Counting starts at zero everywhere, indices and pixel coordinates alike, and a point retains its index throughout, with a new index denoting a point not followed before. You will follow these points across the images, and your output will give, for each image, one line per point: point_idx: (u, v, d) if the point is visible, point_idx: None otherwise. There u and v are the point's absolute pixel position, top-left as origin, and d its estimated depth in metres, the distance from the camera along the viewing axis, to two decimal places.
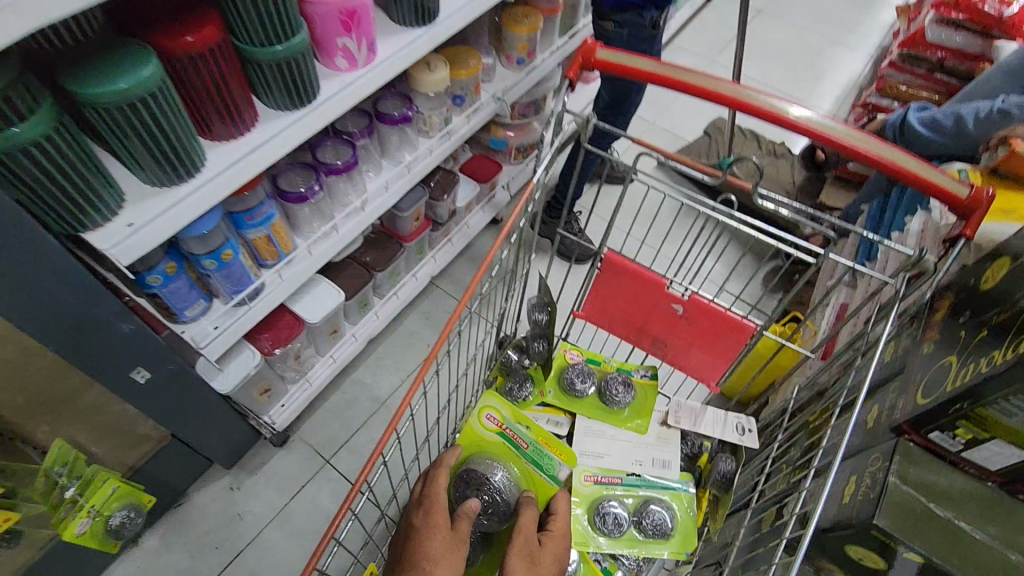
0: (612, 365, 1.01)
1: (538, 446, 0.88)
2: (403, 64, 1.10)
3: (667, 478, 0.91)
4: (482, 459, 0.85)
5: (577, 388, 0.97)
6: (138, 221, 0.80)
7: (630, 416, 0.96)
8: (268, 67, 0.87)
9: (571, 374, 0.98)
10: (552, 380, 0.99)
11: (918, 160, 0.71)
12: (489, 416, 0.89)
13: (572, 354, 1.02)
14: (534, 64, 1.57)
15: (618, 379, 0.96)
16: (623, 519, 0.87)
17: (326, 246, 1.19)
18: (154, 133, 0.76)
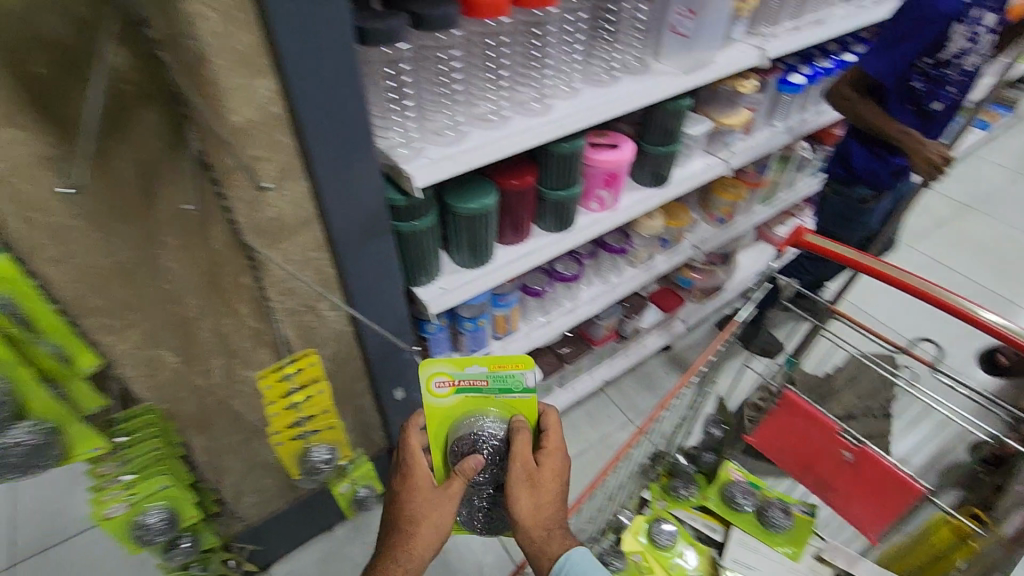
0: (774, 492, 1.12)
1: (499, 374, 0.85)
2: (637, 211, 1.42)
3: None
4: (457, 421, 0.88)
5: (738, 503, 1.09)
6: (446, 287, 1.19)
7: (784, 541, 1.07)
8: (549, 202, 1.24)
9: (734, 490, 1.11)
10: (715, 492, 1.13)
11: None
12: (438, 382, 0.86)
13: (735, 473, 1.15)
14: (732, 223, 1.83)
15: (778, 506, 1.07)
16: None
17: (540, 333, 1.50)
18: (476, 233, 1.15)
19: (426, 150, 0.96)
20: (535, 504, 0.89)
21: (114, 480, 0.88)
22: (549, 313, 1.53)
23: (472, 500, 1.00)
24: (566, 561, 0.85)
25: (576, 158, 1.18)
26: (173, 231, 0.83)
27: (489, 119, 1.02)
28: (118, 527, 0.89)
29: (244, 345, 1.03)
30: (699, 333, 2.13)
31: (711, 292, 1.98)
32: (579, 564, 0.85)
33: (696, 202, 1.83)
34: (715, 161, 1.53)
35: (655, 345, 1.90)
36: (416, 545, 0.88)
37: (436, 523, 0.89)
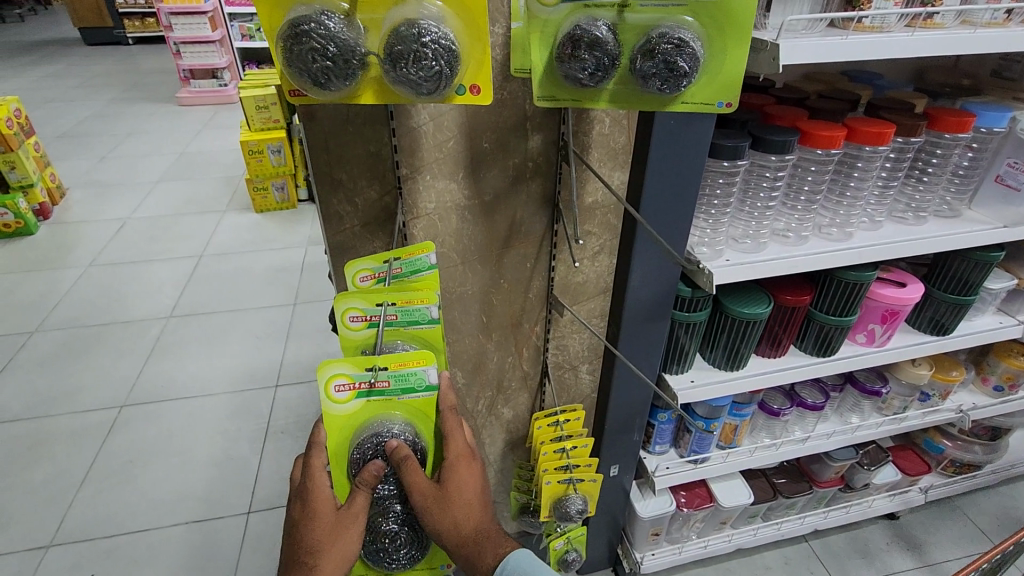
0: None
1: (400, 373, 0.70)
2: (910, 355, 1.31)
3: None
4: (361, 429, 0.72)
5: None
6: (695, 381, 1.21)
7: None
8: (818, 325, 1.22)
9: None
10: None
11: None
12: (337, 386, 0.70)
13: None
14: (1013, 396, 1.58)
15: None
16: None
17: (764, 455, 1.42)
18: (741, 338, 1.17)
19: (725, 253, 1.03)
20: (445, 522, 0.72)
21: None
22: (777, 437, 1.45)
23: (375, 523, 0.77)
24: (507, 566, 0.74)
25: (861, 288, 1.16)
26: (509, 276, 1.00)
27: (788, 236, 1.07)
28: None
29: (512, 384, 1.17)
30: (935, 512, 1.81)
31: (965, 468, 1.70)
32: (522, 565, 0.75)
33: (966, 361, 1.63)
34: (1010, 321, 1.37)
35: (883, 508, 1.65)
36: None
37: (342, 553, 0.71)
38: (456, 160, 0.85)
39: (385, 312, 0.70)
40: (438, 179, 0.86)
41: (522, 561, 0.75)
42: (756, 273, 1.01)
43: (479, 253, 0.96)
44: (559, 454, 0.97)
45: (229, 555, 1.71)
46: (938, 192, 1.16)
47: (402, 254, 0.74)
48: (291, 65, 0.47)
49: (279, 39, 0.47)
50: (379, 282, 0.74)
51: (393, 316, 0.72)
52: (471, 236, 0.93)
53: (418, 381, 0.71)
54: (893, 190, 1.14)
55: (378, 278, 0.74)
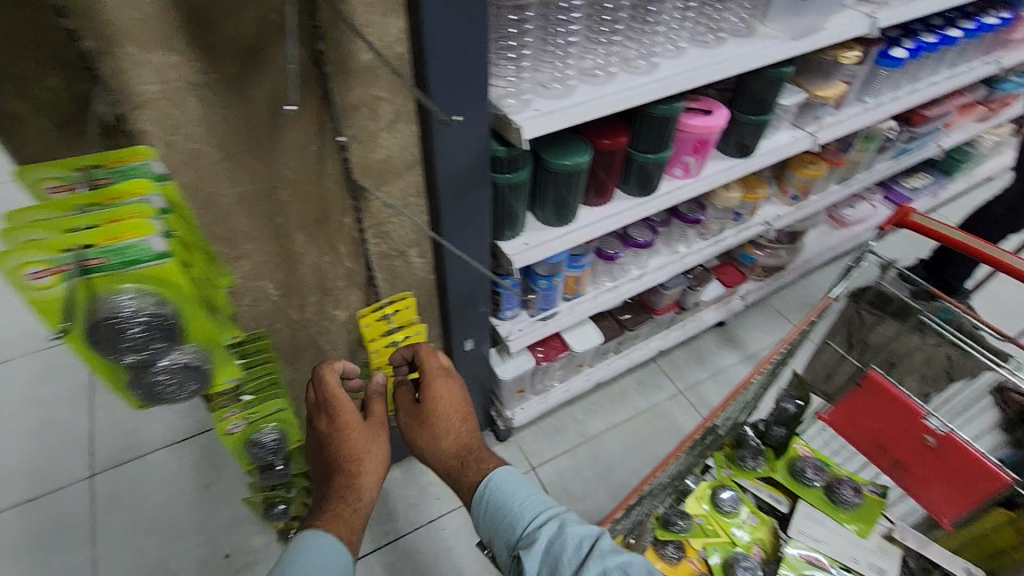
0: (844, 470, 1.12)
1: (112, 247, 0.55)
2: (722, 180, 1.39)
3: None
4: (90, 314, 0.54)
5: (806, 477, 1.10)
6: (530, 243, 1.20)
7: (853, 519, 1.05)
8: (639, 166, 1.24)
9: (804, 464, 1.12)
10: (786, 459, 1.15)
11: None
12: (35, 275, 0.52)
13: (802, 449, 1.16)
14: (805, 202, 1.80)
15: (849, 485, 1.07)
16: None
17: (607, 297, 1.51)
18: (566, 192, 1.15)
19: (533, 102, 0.95)
20: (433, 438, 0.86)
21: (234, 400, 0.85)
22: (616, 279, 1.53)
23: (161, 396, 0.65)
24: (490, 488, 0.80)
25: (672, 121, 1.16)
26: (293, 165, 0.85)
27: (596, 74, 1.01)
28: (235, 444, 0.88)
29: (337, 284, 1.06)
30: (754, 312, 2.11)
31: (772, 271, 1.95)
32: (498, 487, 0.80)
33: (769, 177, 1.79)
34: (802, 134, 1.48)
35: (712, 319, 1.89)
36: (357, 488, 0.82)
37: (378, 461, 0.84)
38: (162, 20, 0.64)
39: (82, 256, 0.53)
40: (152, 53, 0.65)
41: (502, 482, 0.80)
42: (568, 119, 0.95)
43: (244, 141, 0.79)
44: (392, 346, 1.12)
45: (80, 525, 1.55)
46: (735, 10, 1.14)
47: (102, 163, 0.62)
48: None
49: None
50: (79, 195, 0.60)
51: (98, 262, 0.55)
52: (225, 120, 0.75)
53: (147, 243, 0.56)
54: (692, 14, 1.11)
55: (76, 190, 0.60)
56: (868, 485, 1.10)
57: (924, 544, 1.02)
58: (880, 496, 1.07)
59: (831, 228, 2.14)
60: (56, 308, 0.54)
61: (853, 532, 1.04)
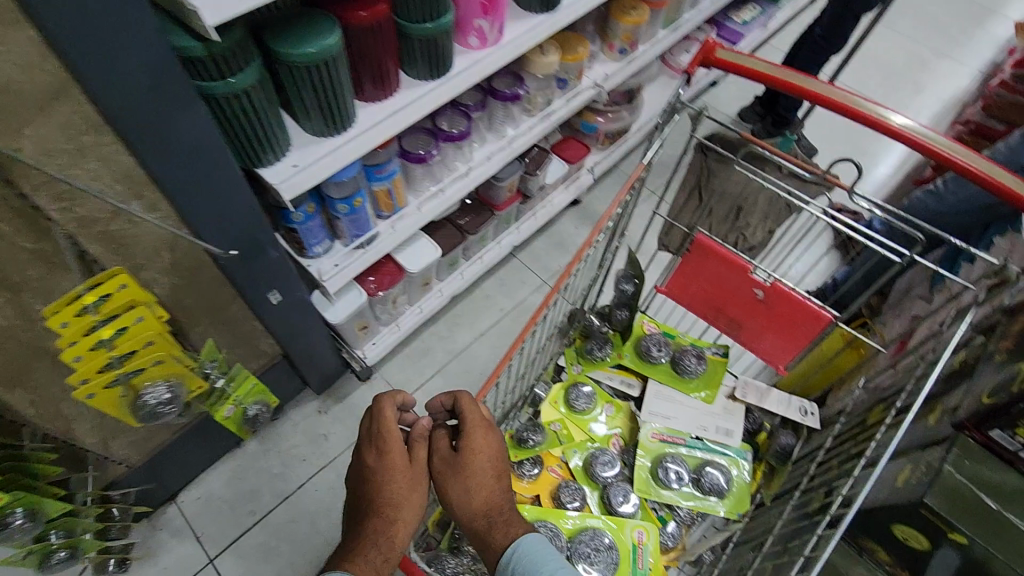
0: (688, 339, 1.10)
1: None
2: (527, 45, 1.19)
3: (725, 445, 1.00)
4: None
5: (652, 355, 1.06)
6: (300, 163, 0.95)
7: (699, 387, 1.04)
8: (417, 41, 1.00)
9: (648, 342, 1.08)
10: (633, 340, 1.10)
11: (976, 155, 0.79)
12: None
13: (648, 326, 1.11)
14: (634, 54, 1.65)
15: (691, 352, 1.05)
16: (681, 471, 0.96)
17: (434, 204, 1.33)
18: (324, 89, 0.90)
19: None
20: (461, 493, 0.79)
21: None
22: (440, 180, 1.34)
23: None
24: (516, 552, 0.72)
25: None
26: None
27: None
28: None
29: (36, 272, 0.79)
30: (608, 182, 2.03)
31: (616, 136, 1.85)
32: (527, 551, 0.72)
33: (593, 31, 1.61)
34: None
35: (563, 201, 1.78)
36: (395, 536, 0.76)
37: (413, 515, 0.78)
38: None
39: None
40: None
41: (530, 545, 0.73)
42: None
43: None
44: None
45: None
46: None
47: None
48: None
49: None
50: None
51: None
52: None
53: None
54: None
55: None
56: (711, 349, 1.08)
57: (765, 393, 1.01)
58: (722, 357, 1.06)
59: (670, 79, 2.04)
60: None
61: (700, 400, 1.03)
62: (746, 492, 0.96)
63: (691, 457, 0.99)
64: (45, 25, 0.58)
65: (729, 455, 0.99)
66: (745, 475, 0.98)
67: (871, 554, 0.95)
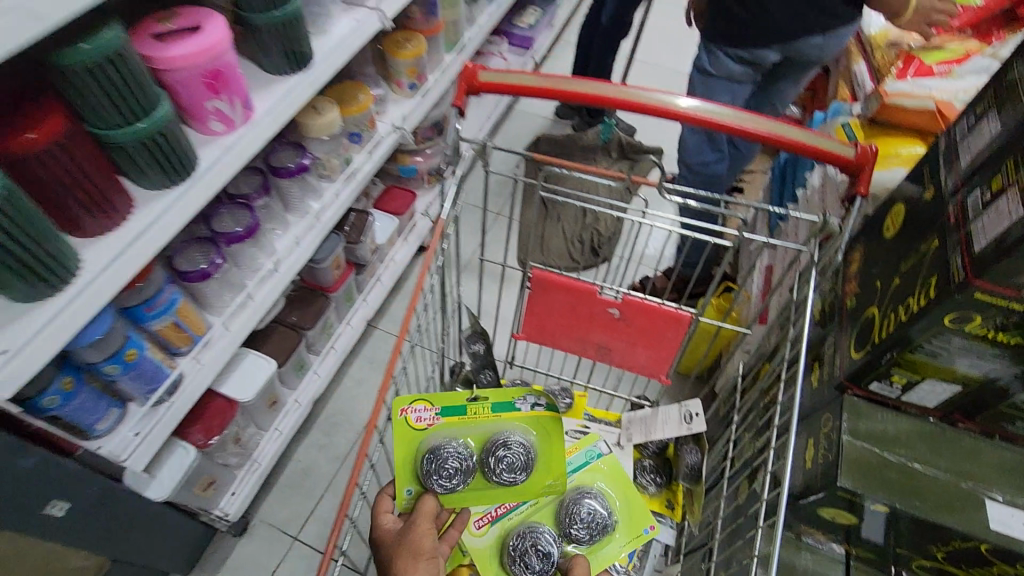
0: (495, 411, 0.88)
1: None
2: (287, 114, 1.04)
3: (573, 459, 0.94)
4: None
5: (448, 480, 0.83)
6: (12, 344, 0.68)
7: (539, 479, 0.89)
8: (136, 148, 0.78)
9: (434, 462, 0.83)
10: (409, 458, 0.83)
11: (786, 123, 0.75)
12: None
13: (418, 410, 0.84)
14: (426, 86, 1.56)
15: (504, 447, 0.86)
16: (545, 544, 0.85)
17: (244, 317, 1.11)
18: (16, 246, 0.65)
19: None
20: None
21: None
22: (244, 284, 1.13)
23: None
24: None
25: (131, 62, 0.73)
26: None
27: None
28: None
29: None
30: None
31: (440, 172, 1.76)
32: None
33: (375, 75, 1.49)
34: (364, 16, 1.19)
35: (405, 255, 1.64)
36: None
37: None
38: None
39: None
40: None
41: None
42: None
43: None
44: None
45: None
46: None
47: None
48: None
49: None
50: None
51: None
52: None
53: None
54: None
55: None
56: (525, 401, 0.88)
57: (650, 420, 0.93)
58: (550, 411, 0.88)
59: (476, 98, 1.99)
60: None
61: (538, 492, 0.89)
62: (633, 501, 0.91)
63: (545, 513, 0.90)
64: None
65: (583, 466, 0.93)
66: (609, 475, 0.93)
67: (806, 535, 0.91)
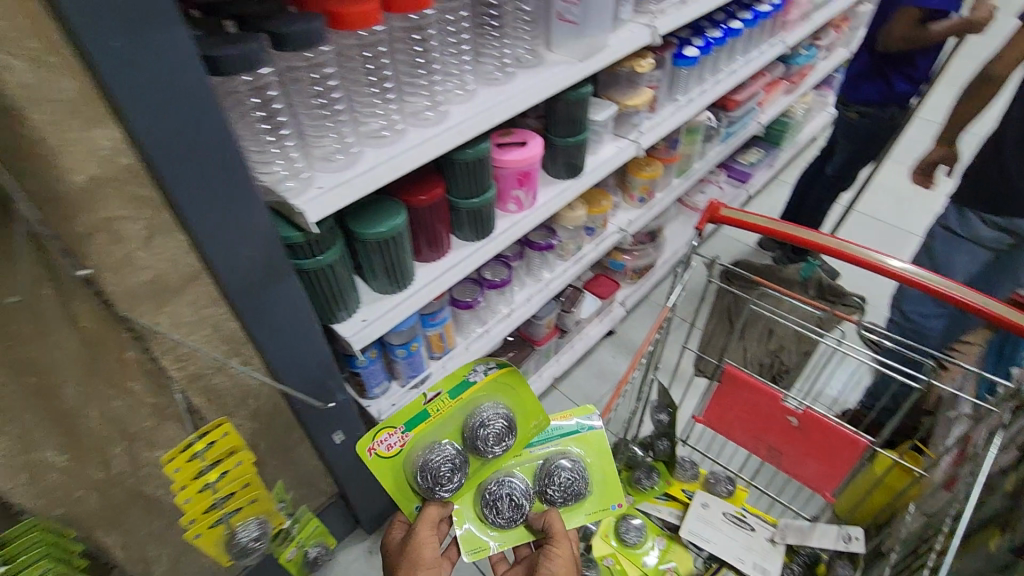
0: (455, 398, 0.90)
1: None
2: (557, 207, 1.39)
3: (563, 424, 1.02)
4: None
5: (446, 484, 0.89)
6: (369, 317, 1.11)
7: (519, 439, 0.94)
8: (467, 214, 1.20)
9: (426, 476, 0.88)
10: (404, 473, 0.89)
11: (990, 298, 0.88)
12: None
13: (386, 436, 0.86)
14: (653, 201, 1.86)
15: (478, 431, 0.89)
16: (518, 493, 0.95)
17: (480, 343, 1.44)
18: (392, 259, 1.08)
19: (316, 180, 0.88)
20: None
21: None
22: (485, 322, 1.49)
23: None
24: None
25: (485, 162, 1.14)
26: (29, 318, 0.71)
27: (383, 135, 0.96)
28: None
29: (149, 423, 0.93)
30: (638, 312, 2.15)
31: (643, 272, 2.02)
32: None
33: (615, 186, 1.84)
34: (625, 144, 1.53)
35: (598, 333, 1.90)
36: None
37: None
38: None
39: None
40: None
41: None
42: (356, 192, 0.89)
43: None
44: (204, 491, 0.84)
45: None
46: (513, 41, 1.17)
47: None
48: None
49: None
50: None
51: None
52: None
53: None
54: (471, 55, 1.12)
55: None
56: (477, 372, 0.90)
57: (806, 530, 1.04)
58: (502, 368, 0.92)
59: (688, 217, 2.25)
60: None
61: (526, 437, 0.95)
62: (602, 465, 1.02)
63: (523, 468, 1.00)
64: (178, 207, 0.74)
65: (575, 433, 1.01)
66: (589, 445, 1.02)
67: None
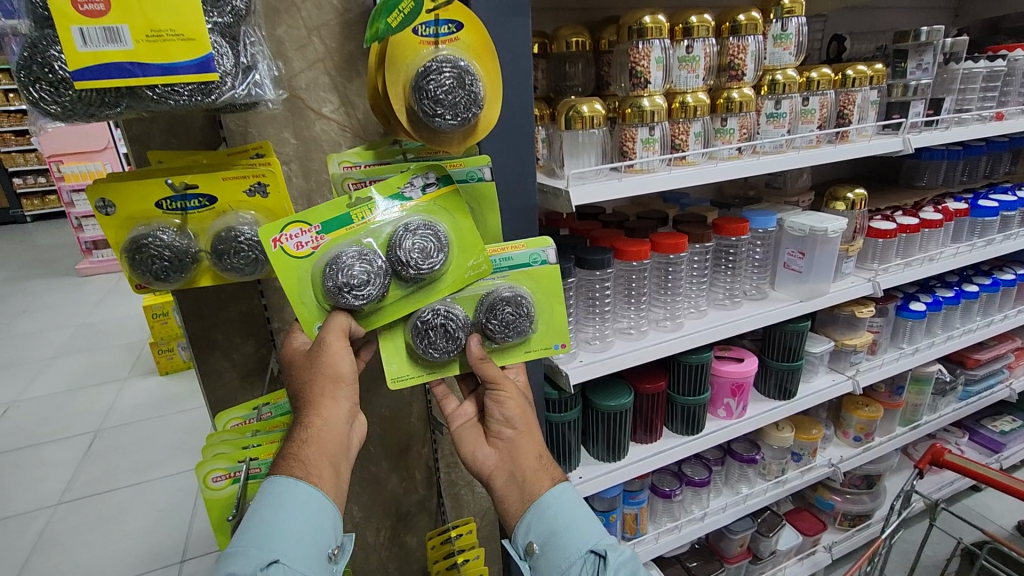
0: (385, 208, 0.71)
1: (271, 429, 0.76)
2: (766, 422, 1.49)
3: (515, 255, 0.80)
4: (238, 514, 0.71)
5: (355, 298, 0.67)
6: (585, 476, 1.30)
7: (462, 263, 0.74)
8: (682, 409, 1.39)
9: (332, 280, 0.66)
10: (314, 287, 0.69)
11: None
12: (217, 475, 0.70)
13: (292, 229, 0.68)
14: (871, 443, 1.79)
15: (412, 235, 0.68)
16: (455, 324, 0.76)
17: (670, 538, 1.47)
18: (615, 430, 1.30)
19: (579, 355, 1.20)
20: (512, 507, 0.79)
21: None
22: (677, 518, 1.53)
23: None
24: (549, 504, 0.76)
25: (704, 368, 1.36)
26: None
27: (631, 332, 1.27)
28: None
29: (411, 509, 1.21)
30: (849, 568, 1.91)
31: (857, 521, 1.86)
32: (557, 514, 0.75)
33: (828, 419, 1.85)
34: (841, 378, 1.61)
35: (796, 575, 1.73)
36: (308, 426, 0.65)
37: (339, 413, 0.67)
38: None
39: (247, 469, 0.70)
40: None
41: (555, 510, 0.76)
42: (607, 367, 1.17)
43: None
44: (451, 569, 1.06)
45: None
46: (743, 279, 1.45)
47: (420, 150, 0.76)
48: (28, 63, 0.47)
49: (22, 33, 0.47)
50: (235, 484, 0.70)
51: (256, 469, 0.72)
52: None
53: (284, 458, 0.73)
54: (708, 283, 1.41)
55: (233, 480, 0.70)
56: (414, 186, 0.71)
57: None
58: (450, 185, 0.72)
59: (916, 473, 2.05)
60: (221, 507, 0.70)
61: (465, 281, 0.74)
62: (552, 301, 0.82)
63: (466, 297, 0.79)
64: None
65: (524, 267, 0.80)
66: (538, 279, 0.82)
67: None
